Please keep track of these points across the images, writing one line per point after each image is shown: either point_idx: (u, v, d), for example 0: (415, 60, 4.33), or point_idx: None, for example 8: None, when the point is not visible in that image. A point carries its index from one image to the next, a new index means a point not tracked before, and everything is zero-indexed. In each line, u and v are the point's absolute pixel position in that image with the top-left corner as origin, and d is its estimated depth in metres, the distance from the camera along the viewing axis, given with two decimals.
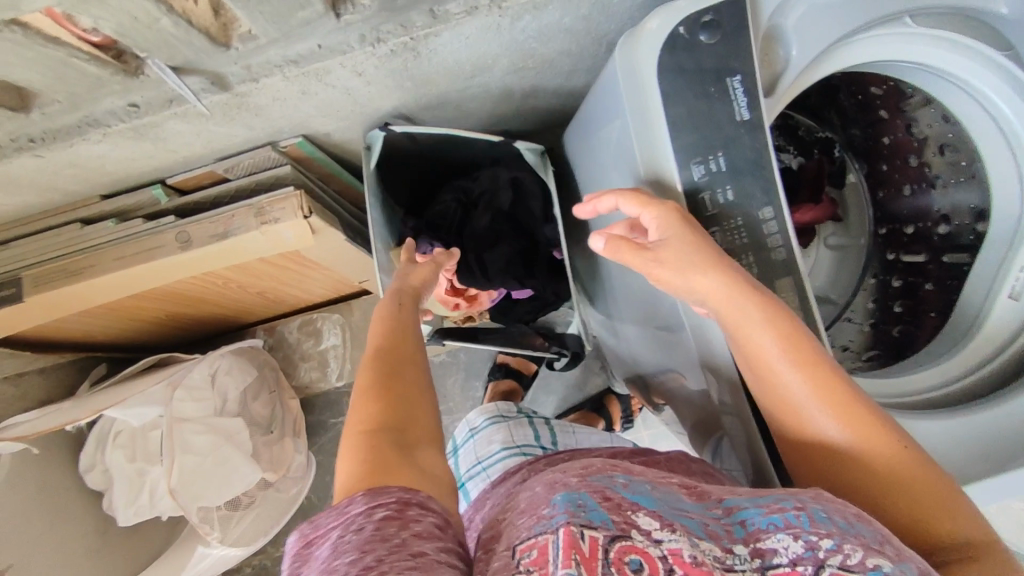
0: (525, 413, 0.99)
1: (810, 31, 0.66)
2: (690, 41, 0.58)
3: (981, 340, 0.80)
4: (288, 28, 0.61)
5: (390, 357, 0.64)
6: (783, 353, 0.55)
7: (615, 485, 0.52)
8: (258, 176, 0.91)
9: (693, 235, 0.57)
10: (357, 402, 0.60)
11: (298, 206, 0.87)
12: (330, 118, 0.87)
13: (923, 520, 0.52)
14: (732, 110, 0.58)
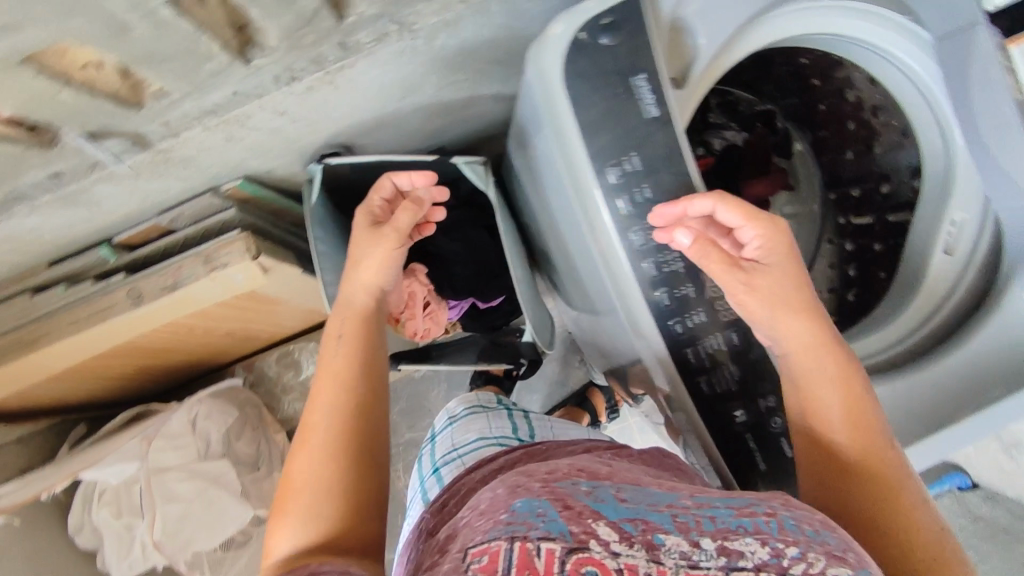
0: (504, 406, 0.99)
1: (713, 19, 0.65)
2: (593, 45, 0.58)
3: (925, 295, 0.82)
4: (198, 81, 0.61)
5: (323, 446, 0.65)
6: (844, 401, 0.59)
7: (579, 494, 0.54)
8: (203, 224, 0.92)
9: (786, 275, 0.60)
10: (288, 515, 0.63)
11: (245, 249, 0.89)
12: (266, 157, 0.87)
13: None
14: (641, 108, 0.58)
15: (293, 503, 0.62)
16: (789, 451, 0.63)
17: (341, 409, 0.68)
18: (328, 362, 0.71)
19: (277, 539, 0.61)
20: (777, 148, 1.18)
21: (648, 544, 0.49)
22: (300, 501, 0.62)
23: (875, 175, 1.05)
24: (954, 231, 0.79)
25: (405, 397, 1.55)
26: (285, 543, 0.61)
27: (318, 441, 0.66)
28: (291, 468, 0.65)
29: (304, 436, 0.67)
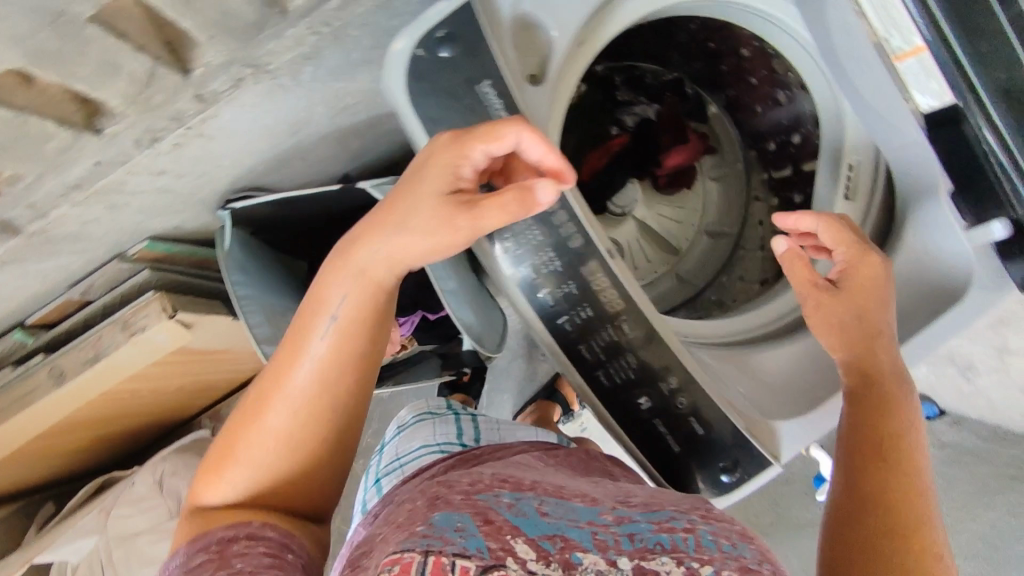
0: (454, 410, 1.00)
1: (560, 7, 0.62)
2: (433, 60, 0.57)
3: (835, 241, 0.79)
4: (50, 159, 0.61)
5: (282, 432, 0.54)
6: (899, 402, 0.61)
7: (499, 506, 0.49)
8: (117, 290, 0.91)
9: (861, 299, 0.66)
10: (216, 476, 0.54)
11: (161, 308, 0.88)
12: (165, 214, 0.86)
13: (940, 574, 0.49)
14: (489, 115, 0.58)
15: (234, 460, 0.54)
16: (698, 431, 0.62)
17: (314, 388, 0.54)
18: (299, 330, 0.55)
19: (207, 481, 0.55)
20: (692, 114, 1.16)
21: (566, 564, 0.44)
22: (242, 463, 0.54)
23: (785, 126, 1.05)
24: (853, 175, 0.78)
25: (377, 418, 1.55)
26: (213, 494, 0.54)
27: (272, 426, 0.54)
28: (245, 418, 0.55)
29: (261, 409, 0.54)
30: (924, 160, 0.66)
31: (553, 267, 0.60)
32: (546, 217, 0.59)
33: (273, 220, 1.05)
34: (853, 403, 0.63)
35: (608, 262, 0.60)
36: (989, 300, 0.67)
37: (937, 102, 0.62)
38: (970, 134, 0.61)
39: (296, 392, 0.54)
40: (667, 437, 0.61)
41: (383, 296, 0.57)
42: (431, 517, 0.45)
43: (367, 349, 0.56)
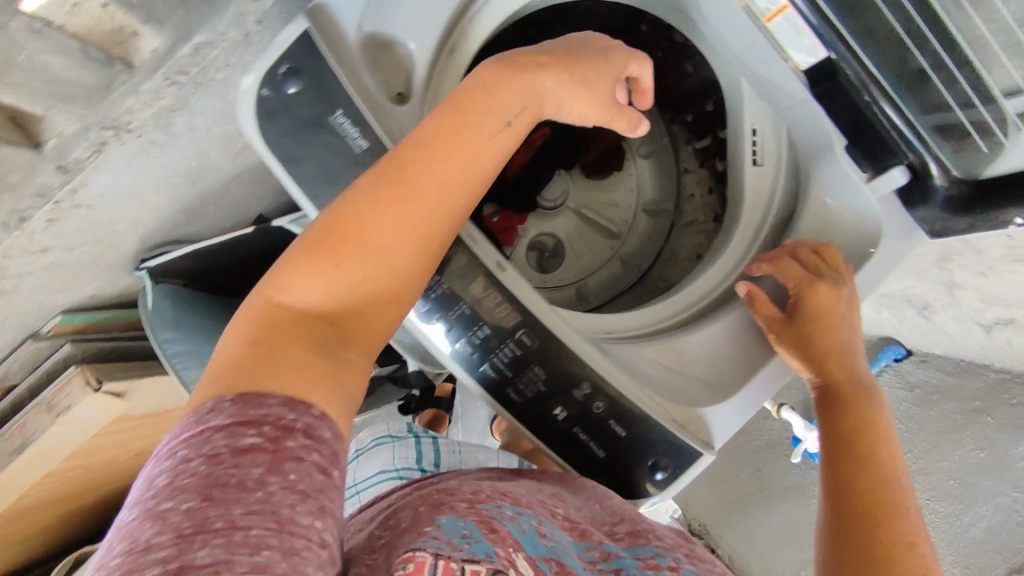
0: (413, 432, 0.92)
1: (414, 22, 0.60)
2: (281, 97, 0.56)
3: (747, 207, 0.73)
4: None
5: (405, 243, 0.47)
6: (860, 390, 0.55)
7: (502, 517, 0.45)
8: (40, 370, 0.88)
9: (824, 329, 0.58)
10: (326, 259, 0.45)
11: (84, 381, 0.87)
12: (73, 285, 0.84)
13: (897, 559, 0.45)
14: (347, 145, 0.56)
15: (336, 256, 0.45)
16: (622, 431, 0.60)
17: (446, 187, 0.48)
18: (475, 127, 0.50)
19: (303, 274, 0.45)
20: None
21: None
22: (317, 271, 0.44)
23: (696, 94, 1.02)
24: (757, 142, 0.73)
25: None
26: (308, 288, 0.45)
27: (397, 222, 0.47)
28: (353, 216, 0.46)
29: (409, 184, 0.47)
30: (815, 117, 0.63)
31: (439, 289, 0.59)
32: None
33: (203, 267, 1.04)
34: (821, 415, 0.56)
35: (497, 274, 0.58)
36: (901, 249, 0.65)
37: (812, 59, 0.59)
38: (850, 88, 0.58)
39: (429, 193, 0.47)
40: (594, 447, 0.59)
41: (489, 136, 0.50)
42: (437, 518, 0.41)
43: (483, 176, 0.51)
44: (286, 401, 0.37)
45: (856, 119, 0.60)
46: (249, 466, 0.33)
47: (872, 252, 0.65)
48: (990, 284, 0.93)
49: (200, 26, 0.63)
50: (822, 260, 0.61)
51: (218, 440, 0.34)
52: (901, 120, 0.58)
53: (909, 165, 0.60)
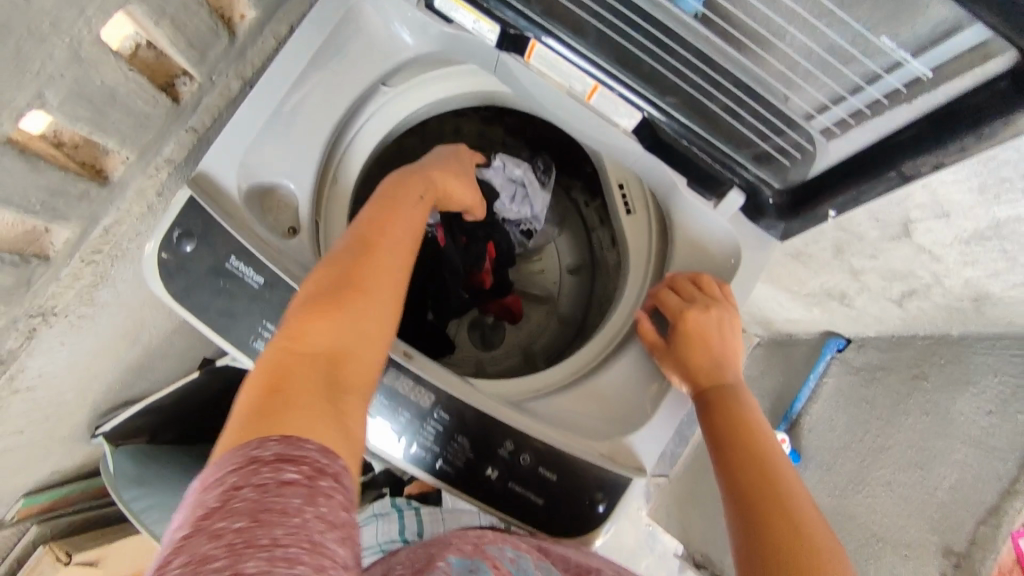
0: (394, 511, 0.95)
1: (284, 168, 0.70)
2: (178, 257, 0.65)
3: (634, 249, 0.82)
4: None
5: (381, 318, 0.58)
6: (735, 408, 0.65)
7: (504, 562, 0.58)
8: (21, 546, 0.98)
9: (689, 341, 0.68)
10: (349, 302, 0.57)
11: (54, 558, 0.97)
12: (42, 454, 0.93)
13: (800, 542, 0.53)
14: (246, 286, 0.66)
15: (328, 319, 0.55)
16: (552, 477, 0.69)
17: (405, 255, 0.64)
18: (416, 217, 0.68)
19: (301, 325, 0.54)
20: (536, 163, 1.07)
21: None
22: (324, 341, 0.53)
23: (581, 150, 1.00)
24: (627, 192, 0.82)
25: None
26: (311, 336, 0.54)
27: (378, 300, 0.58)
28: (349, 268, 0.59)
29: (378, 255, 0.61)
30: (653, 168, 0.73)
31: None
32: None
33: (162, 423, 1.08)
34: (706, 419, 0.66)
35: (396, 364, 0.68)
36: (758, 255, 0.74)
37: (635, 121, 0.69)
38: (667, 135, 0.69)
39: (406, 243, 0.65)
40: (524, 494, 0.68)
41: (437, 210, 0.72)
42: (449, 560, 0.55)
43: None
44: (319, 449, 0.44)
45: (686, 163, 0.70)
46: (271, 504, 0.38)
47: (736, 262, 0.75)
48: (881, 263, 1.04)
49: (105, 210, 0.72)
50: (688, 288, 0.71)
51: (264, 474, 0.40)
52: (718, 154, 0.68)
53: (741, 187, 0.70)
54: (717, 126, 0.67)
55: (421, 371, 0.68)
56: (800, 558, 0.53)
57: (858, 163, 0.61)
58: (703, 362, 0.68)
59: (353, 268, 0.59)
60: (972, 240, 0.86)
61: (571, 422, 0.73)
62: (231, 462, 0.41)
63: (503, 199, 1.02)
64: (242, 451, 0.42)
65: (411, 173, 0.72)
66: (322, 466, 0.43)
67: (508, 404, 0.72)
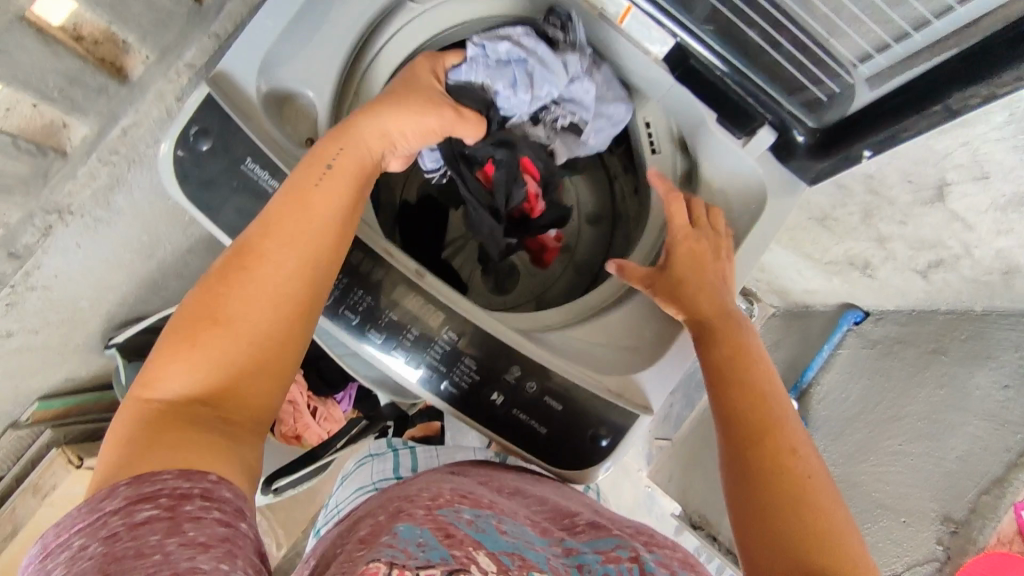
0: (391, 448, 0.98)
1: (305, 74, 0.68)
2: (194, 155, 0.65)
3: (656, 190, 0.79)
4: None
5: (262, 325, 0.52)
6: (731, 342, 0.63)
7: (460, 521, 0.56)
8: (25, 456, 0.92)
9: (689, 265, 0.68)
10: (241, 302, 0.52)
11: (66, 460, 0.90)
12: (56, 365, 0.92)
13: (798, 496, 0.53)
14: (261, 188, 0.65)
15: (189, 352, 0.50)
16: (557, 406, 0.69)
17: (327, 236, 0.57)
18: (324, 188, 0.58)
19: (158, 373, 0.50)
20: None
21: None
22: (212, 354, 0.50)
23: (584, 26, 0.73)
24: (653, 131, 0.79)
25: None
26: (167, 385, 0.49)
27: (249, 314, 0.51)
28: (249, 256, 0.54)
29: (253, 262, 0.54)
30: (683, 100, 0.70)
31: (363, 303, 0.68)
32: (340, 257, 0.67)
33: None
34: (705, 348, 0.63)
35: (407, 276, 0.68)
36: (783, 201, 0.72)
37: (667, 48, 0.67)
38: (699, 66, 0.67)
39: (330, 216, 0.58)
40: (528, 420, 0.68)
41: (369, 169, 0.62)
42: (396, 529, 0.52)
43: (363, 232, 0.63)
44: (175, 478, 0.42)
45: (716, 97, 0.68)
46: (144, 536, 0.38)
47: (759, 208, 0.72)
48: (911, 230, 1.00)
49: (123, 109, 0.71)
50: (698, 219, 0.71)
51: (112, 523, 0.39)
52: (750, 87, 0.66)
53: (772, 125, 0.68)
54: (754, 57, 0.65)
55: (431, 287, 0.68)
56: (793, 514, 0.52)
57: (896, 98, 0.58)
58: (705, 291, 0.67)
59: (254, 255, 0.54)
60: (1008, 207, 0.82)
61: (579, 354, 0.72)
62: (77, 531, 0.39)
63: (504, 93, 0.72)
64: (93, 502, 0.41)
65: (327, 137, 0.61)
66: (185, 492, 0.41)
67: (518, 332, 0.70)
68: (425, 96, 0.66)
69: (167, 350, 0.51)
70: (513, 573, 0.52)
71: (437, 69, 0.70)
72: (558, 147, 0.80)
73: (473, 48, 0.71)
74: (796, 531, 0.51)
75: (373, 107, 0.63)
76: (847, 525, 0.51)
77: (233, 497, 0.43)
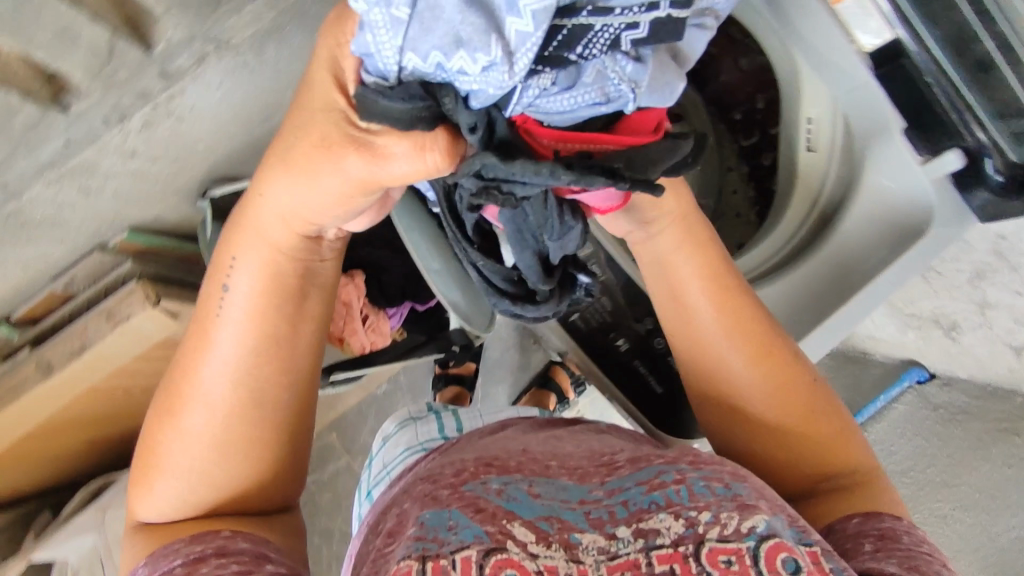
0: (433, 410, 0.96)
1: None
2: None
3: (800, 194, 0.82)
4: (20, 138, 0.62)
5: (196, 450, 0.57)
6: (704, 295, 0.68)
7: (488, 493, 0.59)
8: (103, 281, 0.93)
9: (688, 247, 0.69)
10: (171, 435, 0.57)
11: (144, 296, 0.90)
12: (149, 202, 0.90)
13: (810, 448, 0.66)
14: None
15: (147, 490, 0.58)
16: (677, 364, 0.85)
17: (236, 343, 0.57)
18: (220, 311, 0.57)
19: (138, 504, 0.59)
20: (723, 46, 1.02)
21: (566, 545, 0.55)
22: (168, 491, 0.57)
23: None
24: (813, 129, 0.79)
25: (374, 416, 1.58)
26: (144, 516, 0.58)
27: (182, 455, 0.57)
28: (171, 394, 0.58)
29: (173, 409, 0.57)
30: (875, 103, 0.68)
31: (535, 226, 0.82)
32: None
33: None
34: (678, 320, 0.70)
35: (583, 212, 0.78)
36: (949, 234, 0.70)
37: (879, 42, 0.66)
38: (908, 67, 0.65)
39: (235, 323, 0.57)
40: (645, 367, 0.86)
41: (288, 270, 0.58)
42: (424, 518, 0.57)
43: (322, 312, 0.62)
44: (184, 551, 0.53)
45: (920, 100, 0.66)
46: None
47: (924, 233, 0.70)
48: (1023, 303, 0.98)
49: None
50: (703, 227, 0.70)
51: None
52: (959, 103, 0.63)
53: (964, 152, 0.65)
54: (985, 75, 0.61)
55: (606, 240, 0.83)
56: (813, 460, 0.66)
57: None
58: (700, 250, 0.69)
59: (175, 395, 0.58)
60: None
61: None
62: None
63: (465, 61, 0.43)
64: None
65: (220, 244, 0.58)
66: (200, 554, 0.52)
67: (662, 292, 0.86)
68: (320, 131, 0.51)
69: (138, 487, 0.59)
70: (552, 537, 0.56)
71: (335, 67, 0.52)
72: (655, 82, 0.48)
73: (362, 10, 0.43)
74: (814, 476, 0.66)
75: (262, 187, 0.54)
76: (836, 434, 0.67)
77: (246, 549, 0.53)
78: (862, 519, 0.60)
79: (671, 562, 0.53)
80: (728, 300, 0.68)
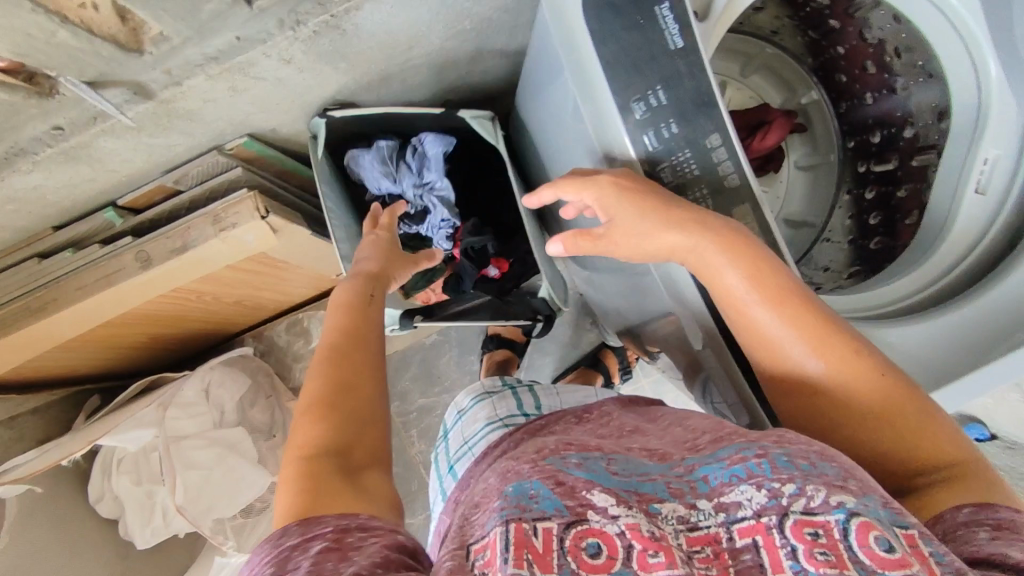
0: (509, 385, 0.95)
1: None
2: None
3: (951, 241, 0.79)
4: (199, 24, 0.59)
5: (335, 406, 0.58)
6: (754, 294, 0.61)
7: (568, 466, 0.50)
8: (210, 183, 0.90)
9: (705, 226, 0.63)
10: (306, 421, 0.57)
11: (254, 207, 0.87)
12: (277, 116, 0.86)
13: (905, 446, 0.57)
14: (666, 38, 0.64)
15: (293, 476, 0.52)
16: None
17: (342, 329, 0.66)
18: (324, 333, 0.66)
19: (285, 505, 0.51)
20: (885, 64, 0.95)
21: (646, 513, 0.46)
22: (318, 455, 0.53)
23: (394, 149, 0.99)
24: (986, 171, 0.76)
25: (416, 364, 1.57)
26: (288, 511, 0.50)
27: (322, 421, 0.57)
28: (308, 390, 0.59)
29: (309, 398, 0.58)
30: None
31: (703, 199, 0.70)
32: (705, 150, 0.67)
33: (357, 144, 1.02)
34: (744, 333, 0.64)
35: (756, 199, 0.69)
36: None
37: None
38: None
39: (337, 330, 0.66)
40: None
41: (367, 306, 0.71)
42: (505, 488, 0.48)
43: None
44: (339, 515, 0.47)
45: None
46: (326, 558, 0.42)
47: None
48: None
49: None
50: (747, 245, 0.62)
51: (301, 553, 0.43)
52: None
53: None
54: None
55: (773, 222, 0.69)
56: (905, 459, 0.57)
57: None
58: (730, 254, 0.62)
59: (308, 388, 0.59)
60: None
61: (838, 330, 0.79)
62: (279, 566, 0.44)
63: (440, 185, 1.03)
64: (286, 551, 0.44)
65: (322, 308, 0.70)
66: (345, 525, 0.46)
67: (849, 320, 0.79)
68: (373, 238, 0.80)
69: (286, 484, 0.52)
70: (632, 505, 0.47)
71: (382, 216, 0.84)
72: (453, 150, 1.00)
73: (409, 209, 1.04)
74: (906, 474, 0.57)
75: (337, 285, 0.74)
76: (932, 419, 0.57)
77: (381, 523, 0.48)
78: (974, 508, 0.49)
79: (753, 535, 0.44)
80: (776, 292, 0.61)
